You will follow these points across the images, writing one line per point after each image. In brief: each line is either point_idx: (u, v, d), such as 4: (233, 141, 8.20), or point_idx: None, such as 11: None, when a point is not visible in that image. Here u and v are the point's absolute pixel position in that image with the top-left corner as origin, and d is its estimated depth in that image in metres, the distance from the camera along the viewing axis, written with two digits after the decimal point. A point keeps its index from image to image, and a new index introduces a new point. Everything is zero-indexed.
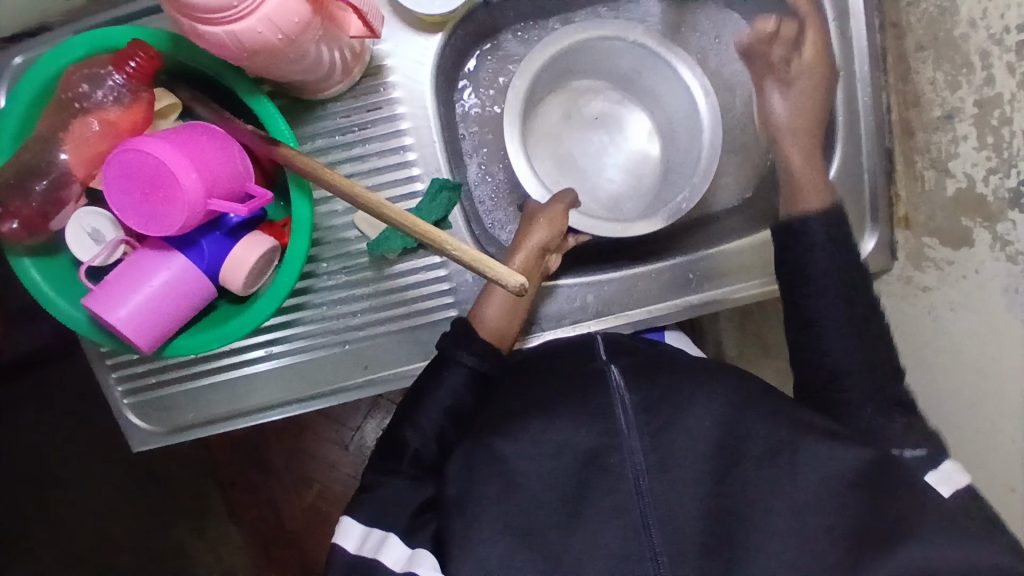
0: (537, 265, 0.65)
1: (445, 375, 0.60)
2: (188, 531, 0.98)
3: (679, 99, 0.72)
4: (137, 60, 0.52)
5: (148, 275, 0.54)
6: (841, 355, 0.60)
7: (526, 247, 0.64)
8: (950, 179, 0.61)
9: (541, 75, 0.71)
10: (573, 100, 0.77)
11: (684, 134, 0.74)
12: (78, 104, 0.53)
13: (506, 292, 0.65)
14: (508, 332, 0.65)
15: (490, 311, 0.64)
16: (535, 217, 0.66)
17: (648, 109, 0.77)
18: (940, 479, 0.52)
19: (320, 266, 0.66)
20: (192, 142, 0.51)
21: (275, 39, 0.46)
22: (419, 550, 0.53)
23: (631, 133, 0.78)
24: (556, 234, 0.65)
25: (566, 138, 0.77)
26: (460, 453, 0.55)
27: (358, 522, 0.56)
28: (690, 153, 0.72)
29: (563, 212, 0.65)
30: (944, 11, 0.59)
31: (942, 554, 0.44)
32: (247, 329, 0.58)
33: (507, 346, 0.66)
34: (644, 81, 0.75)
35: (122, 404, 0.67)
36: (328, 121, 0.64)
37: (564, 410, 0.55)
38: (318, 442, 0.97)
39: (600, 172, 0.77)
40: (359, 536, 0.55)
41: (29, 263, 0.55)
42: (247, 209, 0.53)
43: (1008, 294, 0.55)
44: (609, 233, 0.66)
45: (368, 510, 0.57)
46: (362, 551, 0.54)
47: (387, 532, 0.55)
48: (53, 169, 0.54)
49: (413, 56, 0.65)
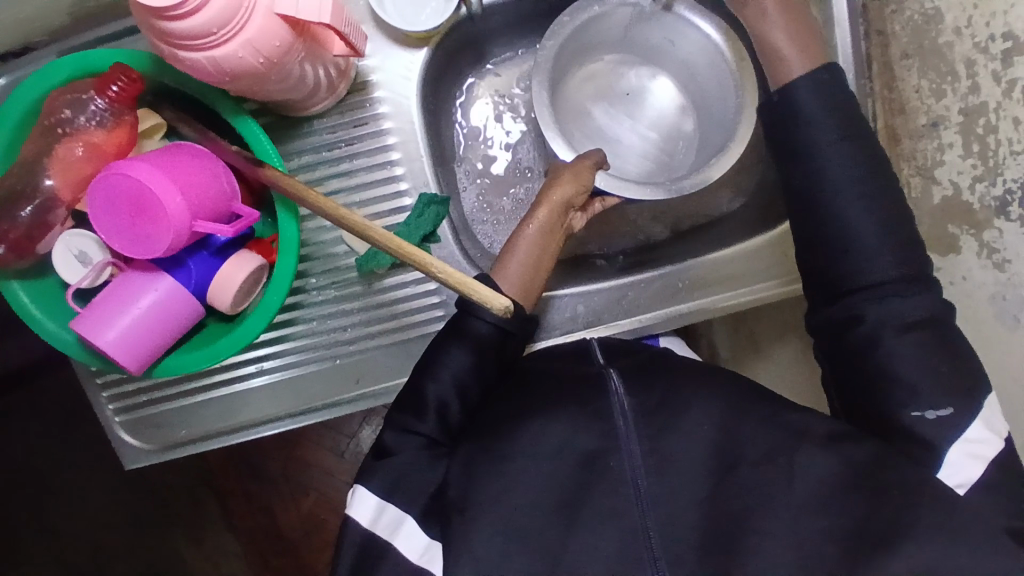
0: (561, 221, 0.62)
1: (443, 354, 0.56)
2: (185, 539, 0.98)
3: (711, 69, 0.70)
4: (119, 83, 0.52)
5: (136, 298, 0.54)
6: (874, 302, 0.53)
7: (551, 201, 0.61)
8: (937, 187, 0.60)
9: (571, 43, 0.69)
10: (603, 75, 0.76)
11: (716, 105, 0.72)
12: (61, 129, 0.53)
13: (531, 250, 0.60)
14: (532, 293, 0.60)
15: (515, 269, 0.59)
16: (560, 174, 0.62)
17: (680, 84, 0.76)
18: (954, 468, 0.50)
19: (308, 281, 0.66)
20: (176, 165, 0.51)
21: (256, 63, 0.46)
22: (435, 542, 0.51)
23: (662, 107, 0.76)
24: (582, 189, 0.61)
25: (597, 113, 0.76)
26: (462, 455, 0.55)
27: (373, 493, 0.52)
28: (723, 118, 0.70)
29: (591, 168, 0.62)
30: (929, 19, 0.59)
31: (940, 555, 0.43)
32: (238, 348, 0.57)
33: (530, 303, 0.60)
34: (674, 53, 0.73)
35: (114, 423, 0.67)
36: (314, 137, 0.64)
37: (564, 414, 0.55)
38: (315, 450, 0.97)
39: (631, 147, 0.75)
40: (374, 510, 0.52)
41: (17, 286, 0.55)
42: (233, 230, 0.53)
43: (995, 301, 0.56)
44: (640, 194, 0.62)
45: (385, 475, 0.53)
46: (377, 528, 0.51)
47: (404, 513, 0.52)
48: (38, 195, 0.54)
49: (399, 71, 0.65)
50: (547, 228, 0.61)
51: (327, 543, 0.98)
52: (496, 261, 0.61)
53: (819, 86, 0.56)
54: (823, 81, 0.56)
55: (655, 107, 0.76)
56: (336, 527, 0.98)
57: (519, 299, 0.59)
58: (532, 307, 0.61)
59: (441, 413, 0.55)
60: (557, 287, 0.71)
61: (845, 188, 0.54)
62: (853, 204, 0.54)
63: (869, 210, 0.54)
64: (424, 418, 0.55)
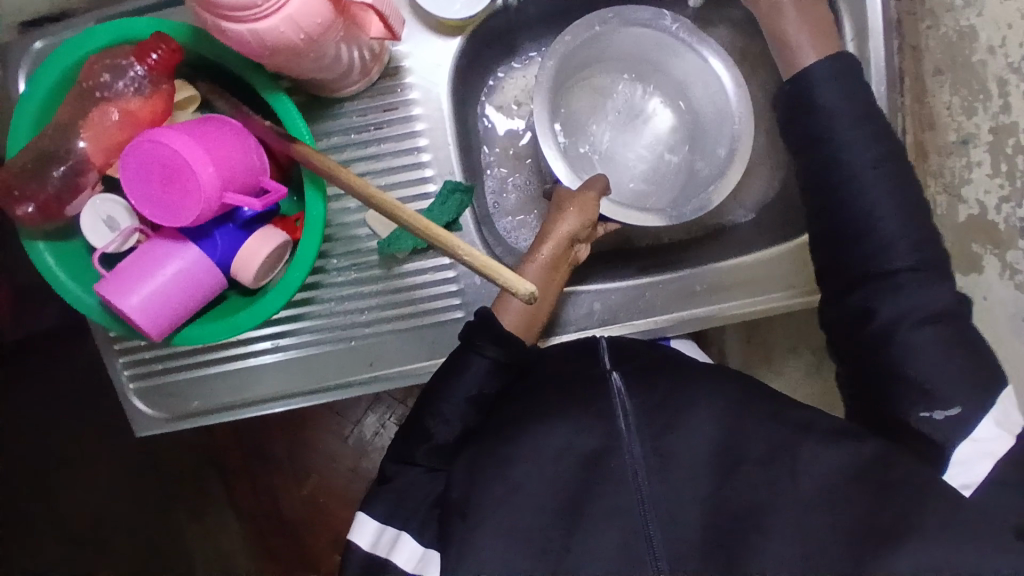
0: (566, 254, 0.63)
1: (468, 361, 0.56)
2: (186, 517, 0.98)
3: (708, 91, 0.70)
4: (158, 53, 0.53)
5: (161, 264, 0.54)
6: None
7: (556, 235, 0.62)
8: (962, 205, 0.60)
9: (569, 60, 0.69)
10: (597, 88, 0.76)
11: (712, 130, 0.72)
12: (99, 93, 0.54)
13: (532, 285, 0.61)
14: (533, 325, 0.62)
15: (515, 303, 0.61)
16: (565, 205, 0.62)
17: (674, 104, 0.76)
18: (961, 469, 0.50)
19: (330, 262, 0.67)
20: (208, 135, 0.52)
21: (296, 39, 0.46)
22: (430, 550, 0.54)
23: (656, 126, 0.76)
24: (587, 223, 0.62)
25: (596, 133, 0.76)
26: (464, 461, 0.55)
27: (373, 517, 0.54)
28: (717, 142, 0.71)
29: (595, 200, 0.62)
30: (964, 36, 0.59)
31: (945, 555, 0.43)
32: (258, 321, 0.58)
33: (532, 337, 0.62)
34: (670, 72, 0.74)
35: (128, 389, 0.67)
36: (344, 119, 0.65)
37: (565, 415, 0.55)
38: (319, 433, 0.98)
39: (624, 166, 0.76)
40: (373, 533, 0.54)
41: (43, 246, 0.56)
42: (261, 204, 0.54)
43: (1017, 321, 0.56)
44: (642, 221, 0.63)
45: (385, 502, 0.55)
46: (376, 550, 0.54)
47: (400, 531, 0.54)
48: (70, 157, 0.54)
49: (431, 58, 0.65)
50: (550, 262, 0.62)
51: (328, 526, 0.99)
52: (497, 300, 0.62)
53: (854, 95, 0.57)
54: (853, 95, 0.57)
55: (644, 124, 0.76)
56: (337, 512, 0.98)
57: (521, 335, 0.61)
58: (532, 341, 0.62)
59: (447, 427, 0.56)
60: (580, 285, 0.71)
61: (877, 203, 0.54)
62: (880, 219, 0.54)
63: (895, 223, 0.54)
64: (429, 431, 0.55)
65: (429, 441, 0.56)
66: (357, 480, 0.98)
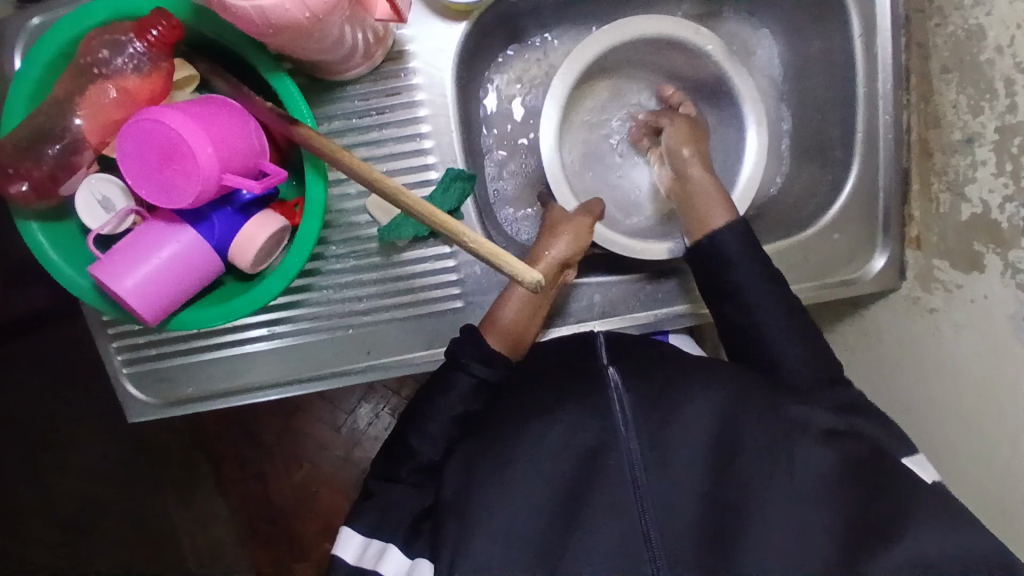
0: (555, 276, 0.64)
1: (456, 378, 0.59)
2: (174, 502, 0.97)
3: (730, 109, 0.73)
4: (159, 28, 0.51)
5: (156, 247, 0.53)
6: None
7: (547, 258, 0.63)
8: (966, 204, 0.61)
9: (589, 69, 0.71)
10: (609, 94, 0.79)
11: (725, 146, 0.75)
12: (97, 69, 0.52)
13: (521, 303, 0.63)
14: (520, 341, 0.64)
15: (504, 320, 0.63)
16: (558, 228, 0.65)
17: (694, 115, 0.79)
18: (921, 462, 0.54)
19: (328, 249, 0.65)
20: (209, 116, 0.51)
21: (302, 17, 0.45)
22: (422, 559, 0.52)
23: None
24: (578, 249, 0.64)
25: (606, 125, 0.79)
26: (461, 457, 0.55)
27: (357, 532, 0.55)
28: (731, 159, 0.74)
29: (589, 227, 0.65)
30: (972, 35, 0.59)
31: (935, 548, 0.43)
32: (255, 306, 0.57)
33: (519, 353, 0.65)
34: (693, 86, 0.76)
35: (121, 373, 0.66)
36: (345, 103, 0.64)
37: (564, 413, 0.53)
38: (311, 422, 0.97)
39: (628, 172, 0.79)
40: (359, 546, 0.54)
41: (36, 227, 0.55)
42: (260, 186, 0.52)
43: (1015, 321, 0.56)
44: (631, 250, 0.68)
45: (368, 518, 0.56)
46: (363, 563, 0.53)
47: (387, 543, 0.54)
48: (66, 135, 0.53)
49: (435, 43, 0.64)
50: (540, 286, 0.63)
51: (318, 515, 0.98)
52: (486, 316, 0.64)
53: None
54: None
55: None
56: (327, 501, 0.98)
57: (507, 351, 0.64)
58: (522, 356, 0.65)
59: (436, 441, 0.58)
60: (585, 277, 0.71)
61: None
62: None
63: None
64: (413, 449, 0.58)
65: (414, 458, 0.58)
66: (348, 469, 0.97)
